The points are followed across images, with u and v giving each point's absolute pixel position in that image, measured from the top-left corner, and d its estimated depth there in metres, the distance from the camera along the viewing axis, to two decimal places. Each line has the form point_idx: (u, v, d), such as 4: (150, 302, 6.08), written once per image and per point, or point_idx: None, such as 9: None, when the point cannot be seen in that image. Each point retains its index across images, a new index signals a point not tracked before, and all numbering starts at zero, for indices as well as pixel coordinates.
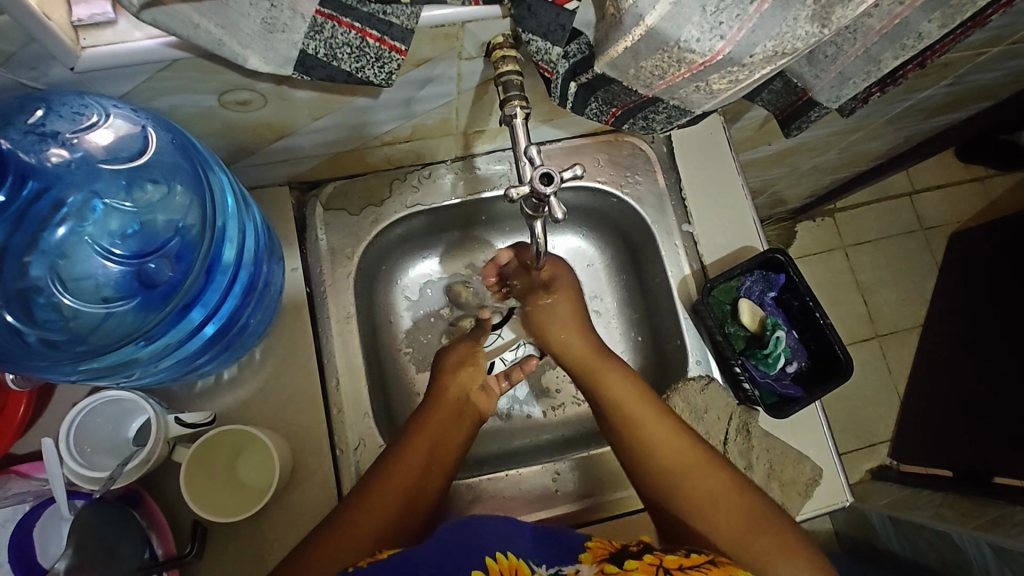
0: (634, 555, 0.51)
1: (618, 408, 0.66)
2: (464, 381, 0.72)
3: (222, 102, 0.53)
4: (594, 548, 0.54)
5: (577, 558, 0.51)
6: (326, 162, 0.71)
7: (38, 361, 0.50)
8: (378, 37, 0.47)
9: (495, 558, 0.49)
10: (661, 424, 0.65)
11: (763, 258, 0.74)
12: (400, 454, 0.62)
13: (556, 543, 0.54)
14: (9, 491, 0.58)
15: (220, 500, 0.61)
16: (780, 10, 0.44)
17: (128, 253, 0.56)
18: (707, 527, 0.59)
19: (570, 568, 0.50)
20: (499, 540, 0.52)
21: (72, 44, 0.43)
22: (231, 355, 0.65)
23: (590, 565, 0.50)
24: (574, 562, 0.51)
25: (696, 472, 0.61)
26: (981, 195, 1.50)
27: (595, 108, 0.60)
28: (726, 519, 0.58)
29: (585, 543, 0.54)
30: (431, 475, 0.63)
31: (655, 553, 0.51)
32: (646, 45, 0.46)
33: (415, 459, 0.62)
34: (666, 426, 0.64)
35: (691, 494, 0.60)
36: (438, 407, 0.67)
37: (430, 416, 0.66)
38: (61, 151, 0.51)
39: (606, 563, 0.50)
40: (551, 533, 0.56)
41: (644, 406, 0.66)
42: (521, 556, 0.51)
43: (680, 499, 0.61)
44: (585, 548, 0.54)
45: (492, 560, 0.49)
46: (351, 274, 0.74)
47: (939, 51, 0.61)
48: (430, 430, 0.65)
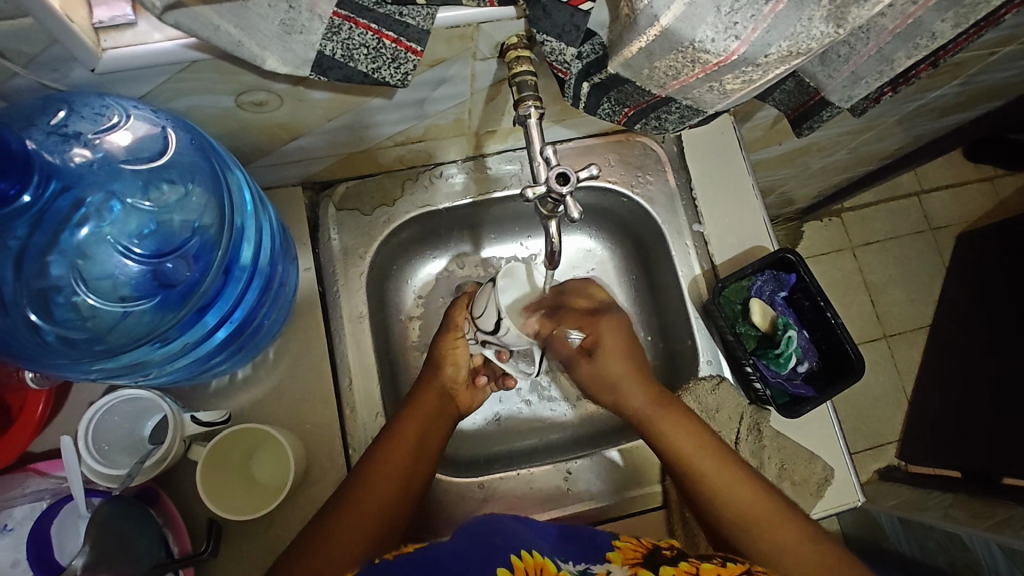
0: (668, 560, 0.52)
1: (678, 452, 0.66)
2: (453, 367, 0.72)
3: (239, 103, 0.54)
4: (623, 548, 0.54)
5: (607, 558, 0.51)
6: (339, 162, 0.71)
7: (57, 359, 0.51)
8: (395, 38, 0.47)
9: (521, 555, 0.48)
10: (726, 463, 0.65)
11: (775, 257, 0.74)
12: (391, 440, 0.63)
13: (583, 545, 0.54)
14: (27, 488, 0.58)
15: (237, 498, 0.61)
16: (795, 10, 0.44)
17: (146, 252, 0.56)
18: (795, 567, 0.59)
19: (599, 565, 0.50)
20: (522, 537, 0.52)
21: (93, 46, 0.43)
22: (246, 355, 0.66)
23: (619, 565, 0.50)
24: (603, 561, 0.51)
25: (771, 513, 0.62)
26: (990, 195, 1.50)
27: (608, 108, 0.60)
28: (809, 557, 0.59)
29: (613, 543, 0.55)
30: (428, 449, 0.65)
31: (690, 561, 0.52)
32: (661, 46, 0.47)
33: (407, 446, 0.63)
34: (734, 468, 0.65)
35: (765, 536, 0.61)
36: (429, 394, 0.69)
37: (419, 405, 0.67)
38: (84, 151, 0.52)
39: (639, 567, 0.50)
40: (576, 533, 0.57)
41: (712, 447, 0.66)
42: (547, 552, 0.50)
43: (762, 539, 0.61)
44: (614, 548, 0.53)
45: (517, 558, 0.47)
46: (363, 274, 0.74)
47: (952, 50, 0.61)
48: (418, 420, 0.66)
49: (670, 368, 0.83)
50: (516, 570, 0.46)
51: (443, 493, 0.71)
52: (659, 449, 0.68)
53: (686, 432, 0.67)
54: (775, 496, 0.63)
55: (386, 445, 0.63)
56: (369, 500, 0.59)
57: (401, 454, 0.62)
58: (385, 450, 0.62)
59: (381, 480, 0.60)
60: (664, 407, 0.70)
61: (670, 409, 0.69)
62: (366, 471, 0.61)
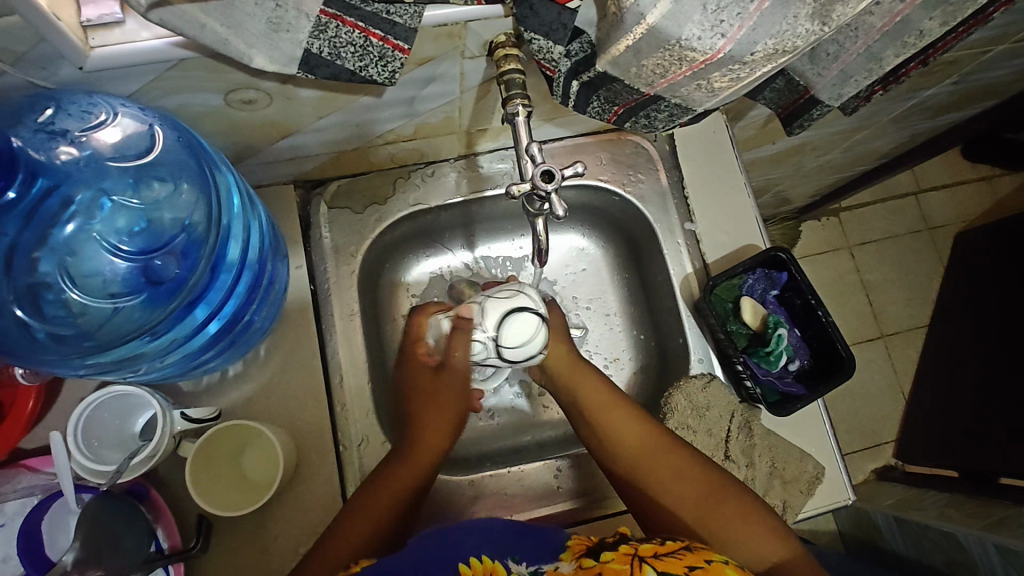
0: (611, 546, 0.51)
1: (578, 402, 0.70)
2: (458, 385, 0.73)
3: (228, 101, 0.54)
4: (574, 545, 0.55)
5: (557, 556, 0.53)
6: (331, 160, 0.71)
7: (47, 355, 0.52)
8: (382, 36, 0.48)
9: (468, 563, 0.50)
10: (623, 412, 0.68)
11: (765, 256, 0.74)
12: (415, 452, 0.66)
13: (539, 544, 0.56)
14: (19, 484, 0.58)
15: (226, 495, 0.61)
16: (780, 8, 0.44)
17: (135, 250, 0.56)
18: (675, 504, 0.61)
19: (548, 565, 0.51)
20: (479, 543, 0.54)
21: (81, 43, 0.43)
22: (237, 352, 0.66)
23: (568, 562, 0.51)
24: (552, 560, 0.52)
25: (658, 454, 0.64)
26: (987, 195, 1.50)
27: (597, 106, 0.60)
28: (687, 493, 0.61)
29: (565, 542, 0.56)
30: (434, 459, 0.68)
31: (630, 543, 0.51)
32: (647, 43, 0.47)
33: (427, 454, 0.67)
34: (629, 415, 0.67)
35: (650, 477, 0.63)
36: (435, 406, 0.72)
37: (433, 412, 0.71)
38: (70, 149, 0.52)
39: (584, 558, 0.50)
40: (533, 531, 0.58)
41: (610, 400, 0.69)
42: (498, 554, 0.53)
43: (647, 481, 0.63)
44: (565, 547, 0.55)
45: (464, 565, 0.50)
46: (355, 272, 0.74)
47: (941, 49, 0.61)
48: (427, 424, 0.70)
49: (662, 366, 0.83)
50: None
51: (435, 491, 0.71)
52: (569, 407, 0.72)
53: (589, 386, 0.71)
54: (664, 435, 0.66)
55: (411, 447, 0.67)
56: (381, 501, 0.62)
57: (420, 461, 0.66)
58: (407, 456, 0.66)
59: (395, 482, 0.63)
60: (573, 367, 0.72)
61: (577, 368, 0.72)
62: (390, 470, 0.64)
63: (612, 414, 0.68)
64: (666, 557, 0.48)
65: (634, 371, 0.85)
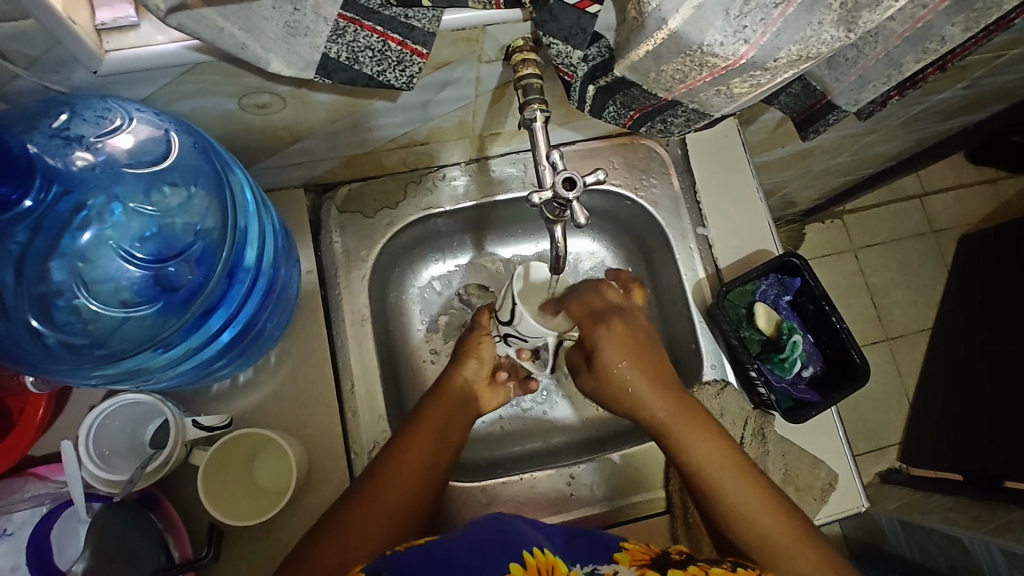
0: (676, 564, 0.51)
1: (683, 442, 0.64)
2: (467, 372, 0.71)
3: (242, 105, 0.53)
4: (631, 549, 0.54)
5: (614, 558, 0.51)
6: (342, 164, 0.71)
7: (59, 365, 0.50)
8: (400, 40, 0.47)
9: (532, 552, 0.48)
10: (719, 447, 0.63)
11: (779, 261, 0.73)
12: (410, 441, 0.62)
13: (590, 547, 0.54)
14: (26, 493, 0.57)
15: (238, 504, 0.60)
16: (805, 14, 0.44)
17: (148, 257, 0.55)
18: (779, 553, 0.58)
19: (607, 566, 0.50)
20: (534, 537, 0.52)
21: (95, 47, 0.43)
22: (247, 359, 0.65)
23: (628, 567, 0.50)
24: (610, 561, 0.51)
25: (756, 498, 0.60)
26: (992, 199, 1.49)
27: (614, 111, 0.60)
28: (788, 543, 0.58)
29: (621, 545, 0.55)
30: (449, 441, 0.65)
31: (698, 564, 0.51)
32: (668, 48, 0.46)
33: (427, 442, 0.62)
34: (727, 454, 0.63)
35: (747, 520, 0.60)
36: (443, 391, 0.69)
37: (440, 403, 0.67)
38: (86, 155, 0.51)
39: (647, 568, 0.50)
40: (584, 535, 0.56)
41: (706, 436, 0.64)
42: (557, 552, 0.51)
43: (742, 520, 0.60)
44: (622, 549, 0.54)
45: (528, 554, 0.48)
46: (366, 277, 0.74)
47: (960, 54, 0.61)
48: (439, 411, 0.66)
49: None
50: (528, 566, 0.46)
51: (446, 498, 0.71)
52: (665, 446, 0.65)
53: (677, 414, 0.65)
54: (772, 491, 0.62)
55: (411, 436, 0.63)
56: (399, 480, 0.59)
57: (420, 456, 0.61)
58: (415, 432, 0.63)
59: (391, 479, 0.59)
60: (674, 408, 0.65)
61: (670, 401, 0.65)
62: (387, 463, 0.60)
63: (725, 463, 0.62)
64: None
65: None
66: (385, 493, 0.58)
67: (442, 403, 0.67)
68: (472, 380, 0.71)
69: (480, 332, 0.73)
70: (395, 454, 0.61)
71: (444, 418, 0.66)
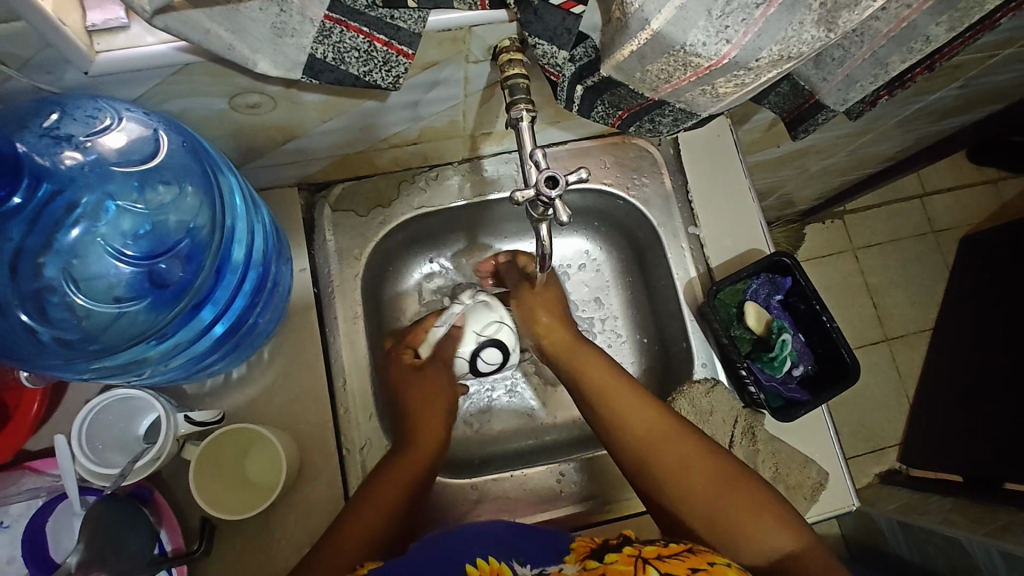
0: (613, 547, 0.51)
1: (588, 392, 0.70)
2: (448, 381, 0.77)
3: (233, 105, 0.54)
4: (578, 546, 0.53)
5: (561, 558, 0.52)
6: (335, 163, 0.72)
7: (53, 359, 0.52)
8: (386, 41, 0.48)
9: (476, 564, 0.51)
10: (644, 409, 0.67)
11: (769, 261, 0.74)
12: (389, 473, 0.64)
13: (540, 542, 0.56)
14: (24, 485, 0.59)
15: (229, 498, 0.61)
16: (786, 14, 0.44)
17: (139, 254, 0.56)
18: (703, 499, 0.60)
19: (552, 567, 0.51)
20: (485, 544, 0.54)
21: (87, 49, 0.44)
22: (240, 355, 0.66)
23: (573, 564, 0.50)
24: (558, 561, 0.52)
25: (676, 444, 0.64)
26: (994, 199, 1.49)
27: (602, 110, 0.60)
28: (711, 495, 0.60)
29: (569, 544, 0.55)
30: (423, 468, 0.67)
31: (634, 545, 0.51)
32: (652, 49, 0.47)
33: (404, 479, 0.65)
34: (648, 411, 0.66)
35: (669, 465, 0.63)
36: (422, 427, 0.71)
37: (423, 409, 0.73)
38: (75, 154, 0.52)
39: (588, 560, 0.50)
40: (536, 534, 0.58)
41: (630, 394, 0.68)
42: (506, 556, 0.53)
43: (664, 466, 0.63)
44: (569, 549, 0.54)
45: (471, 566, 0.50)
46: (358, 275, 0.74)
47: (948, 54, 0.61)
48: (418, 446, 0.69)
49: (666, 370, 0.82)
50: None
51: (437, 494, 0.71)
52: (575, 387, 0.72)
53: (608, 374, 0.71)
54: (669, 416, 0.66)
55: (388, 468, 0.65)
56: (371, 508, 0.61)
57: (406, 474, 0.65)
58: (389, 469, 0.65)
59: (382, 494, 0.62)
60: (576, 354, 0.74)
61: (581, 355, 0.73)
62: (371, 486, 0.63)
63: (625, 401, 0.68)
64: (670, 560, 0.48)
65: (639, 374, 0.85)
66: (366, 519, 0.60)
67: (427, 408, 0.73)
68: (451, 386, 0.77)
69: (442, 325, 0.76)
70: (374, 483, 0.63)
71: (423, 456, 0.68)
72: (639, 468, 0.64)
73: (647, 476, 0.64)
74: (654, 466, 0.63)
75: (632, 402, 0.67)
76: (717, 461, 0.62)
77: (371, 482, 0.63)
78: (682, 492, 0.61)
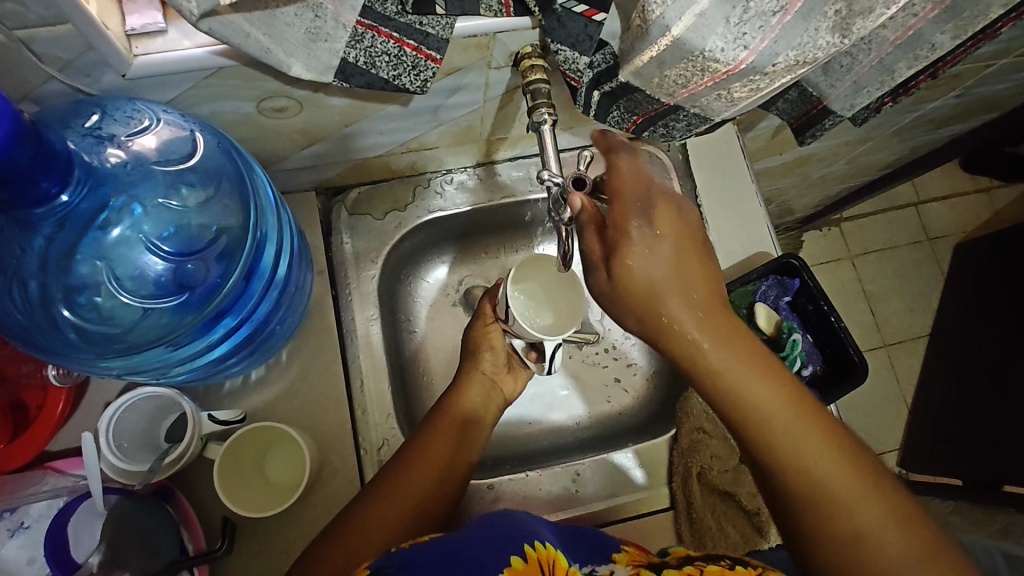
0: (673, 565, 0.52)
1: (761, 426, 0.51)
2: (478, 386, 0.71)
3: (261, 109, 0.56)
4: (629, 552, 0.55)
5: (612, 558, 0.53)
6: (354, 167, 0.73)
7: (80, 355, 0.53)
8: (415, 46, 0.49)
9: (533, 546, 0.49)
10: (764, 376, 0.51)
11: (776, 264, 0.75)
12: (414, 457, 0.62)
13: (590, 548, 0.55)
14: (45, 485, 0.58)
15: (254, 496, 0.63)
16: (802, 21, 0.46)
17: (171, 252, 0.56)
18: (885, 561, 0.47)
19: (605, 566, 0.51)
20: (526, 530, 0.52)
21: (125, 52, 0.45)
22: (259, 356, 0.67)
23: (624, 566, 0.52)
24: (608, 561, 0.52)
25: (866, 497, 0.48)
26: (986, 208, 1.52)
27: (617, 115, 0.62)
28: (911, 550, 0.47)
29: (619, 547, 0.56)
30: (458, 465, 0.64)
31: (696, 563, 0.51)
32: (671, 55, 0.49)
33: (429, 466, 0.62)
34: (818, 436, 0.50)
35: (845, 527, 0.48)
36: (448, 412, 0.67)
37: (441, 423, 0.66)
38: (118, 152, 0.52)
39: (642, 567, 0.51)
40: (579, 536, 0.58)
41: (768, 379, 0.50)
42: (559, 547, 0.51)
43: (841, 503, 0.48)
44: (620, 551, 0.55)
45: (530, 548, 0.48)
46: (374, 278, 0.75)
47: (950, 62, 0.63)
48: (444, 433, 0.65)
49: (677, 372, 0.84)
50: (529, 559, 0.46)
51: None
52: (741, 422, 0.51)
53: (783, 413, 0.50)
54: (850, 452, 0.50)
55: (416, 453, 0.62)
56: (398, 499, 0.59)
57: (431, 464, 0.62)
58: (415, 459, 0.62)
59: (398, 495, 0.59)
60: (760, 367, 0.51)
61: (750, 343, 0.52)
62: (383, 488, 0.59)
63: (810, 429, 0.50)
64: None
65: (648, 376, 0.86)
66: (377, 519, 0.57)
67: (443, 425, 0.65)
68: (490, 372, 0.72)
69: (486, 320, 0.74)
70: (398, 469, 0.61)
71: (447, 442, 0.64)
72: (808, 526, 0.50)
73: (826, 535, 0.49)
74: (849, 520, 0.48)
75: (822, 440, 0.50)
76: (899, 505, 0.49)
77: (381, 484, 0.60)
78: (872, 557, 0.47)
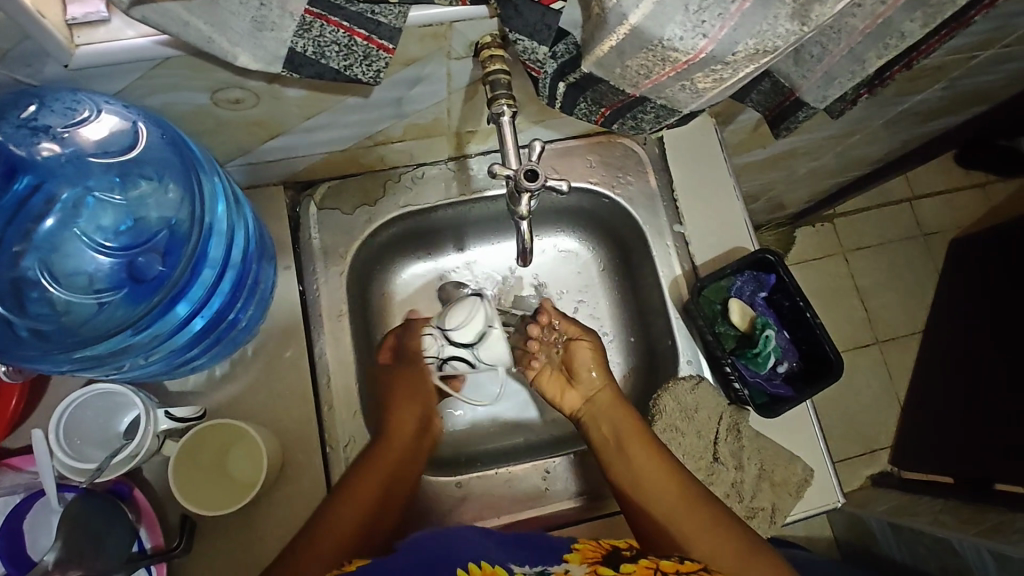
0: (628, 559, 0.51)
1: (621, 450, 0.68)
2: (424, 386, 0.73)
3: (215, 100, 0.54)
4: (582, 549, 0.54)
5: (563, 558, 0.51)
6: (321, 161, 0.72)
7: (31, 351, 0.53)
8: (367, 35, 0.48)
9: (469, 567, 0.47)
10: (650, 447, 0.68)
11: (754, 258, 0.74)
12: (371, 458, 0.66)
13: (539, 550, 0.54)
14: (2, 483, 0.58)
15: (208, 493, 0.61)
16: (760, 8, 0.45)
17: (119, 247, 0.58)
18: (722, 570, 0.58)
19: (557, 566, 0.50)
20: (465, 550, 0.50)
21: (66, 41, 0.44)
22: (224, 351, 0.66)
23: (579, 565, 0.50)
24: (560, 561, 0.51)
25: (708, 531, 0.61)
26: (981, 203, 1.50)
27: (584, 107, 0.61)
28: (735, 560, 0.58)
29: (572, 546, 0.54)
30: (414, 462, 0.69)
31: (650, 558, 0.51)
32: (631, 44, 0.47)
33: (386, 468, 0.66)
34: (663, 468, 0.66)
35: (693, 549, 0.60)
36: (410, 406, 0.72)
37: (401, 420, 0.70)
38: (52, 146, 0.53)
39: (598, 565, 0.50)
40: (531, 541, 0.56)
41: (644, 444, 0.67)
42: (499, 559, 0.49)
43: (689, 532, 0.61)
44: (573, 550, 0.54)
45: (465, 570, 0.46)
46: (344, 273, 0.74)
47: (925, 52, 0.62)
48: (403, 437, 0.69)
49: (653, 369, 0.83)
50: None
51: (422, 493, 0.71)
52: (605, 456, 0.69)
53: (635, 441, 0.68)
54: (704, 499, 0.63)
55: (380, 450, 0.67)
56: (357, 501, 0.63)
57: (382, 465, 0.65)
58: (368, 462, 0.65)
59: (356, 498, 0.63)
60: (618, 412, 0.71)
61: (623, 410, 0.71)
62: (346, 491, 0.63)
63: (655, 460, 0.66)
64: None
65: (625, 373, 0.85)
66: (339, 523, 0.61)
67: (403, 421, 0.70)
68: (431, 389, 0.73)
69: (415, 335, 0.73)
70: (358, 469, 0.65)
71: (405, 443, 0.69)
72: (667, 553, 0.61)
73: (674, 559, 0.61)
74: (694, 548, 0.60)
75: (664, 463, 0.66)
76: (742, 533, 0.60)
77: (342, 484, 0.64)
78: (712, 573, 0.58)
